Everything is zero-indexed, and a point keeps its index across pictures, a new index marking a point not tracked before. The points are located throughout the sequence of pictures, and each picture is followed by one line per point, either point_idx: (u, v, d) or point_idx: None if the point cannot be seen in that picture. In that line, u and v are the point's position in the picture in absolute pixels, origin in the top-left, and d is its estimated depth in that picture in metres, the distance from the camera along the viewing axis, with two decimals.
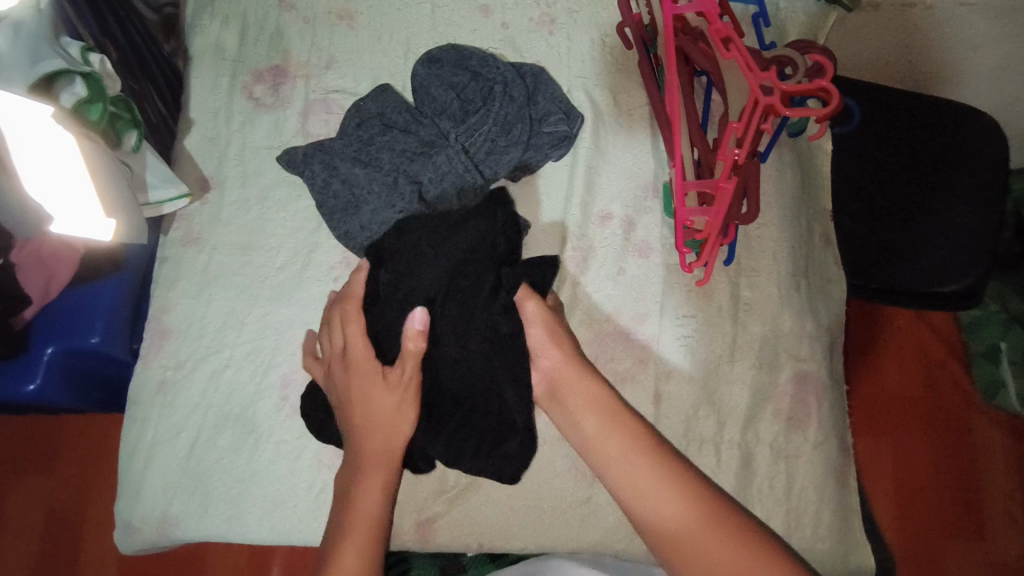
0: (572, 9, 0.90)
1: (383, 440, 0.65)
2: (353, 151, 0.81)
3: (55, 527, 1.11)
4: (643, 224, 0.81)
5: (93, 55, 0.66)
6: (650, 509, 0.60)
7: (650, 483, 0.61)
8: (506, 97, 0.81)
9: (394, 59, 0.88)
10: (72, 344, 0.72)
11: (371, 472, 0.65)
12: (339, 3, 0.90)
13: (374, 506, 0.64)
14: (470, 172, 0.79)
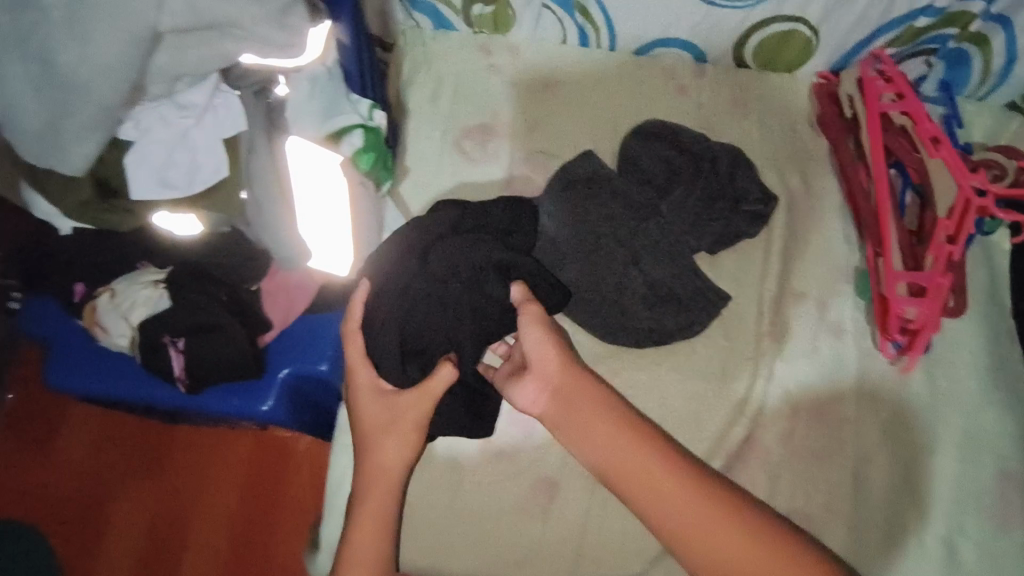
0: (764, 95, 0.95)
1: (387, 457, 0.68)
2: (563, 211, 0.85)
3: (159, 532, 1.16)
4: (836, 306, 0.84)
5: (377, 112, 0.73)
6: (645, 494, 0.61)
7: (643, 465, 0.62)
8: (711, 174, 0.86)
9: (597, 129, 0.94)
10: (303, 369, 0.76)
11: (377, 497, 0.67)
12: (544, 70, 0.95)
13: (379, 526, 0.66)
14: (678, 243, 0.84)
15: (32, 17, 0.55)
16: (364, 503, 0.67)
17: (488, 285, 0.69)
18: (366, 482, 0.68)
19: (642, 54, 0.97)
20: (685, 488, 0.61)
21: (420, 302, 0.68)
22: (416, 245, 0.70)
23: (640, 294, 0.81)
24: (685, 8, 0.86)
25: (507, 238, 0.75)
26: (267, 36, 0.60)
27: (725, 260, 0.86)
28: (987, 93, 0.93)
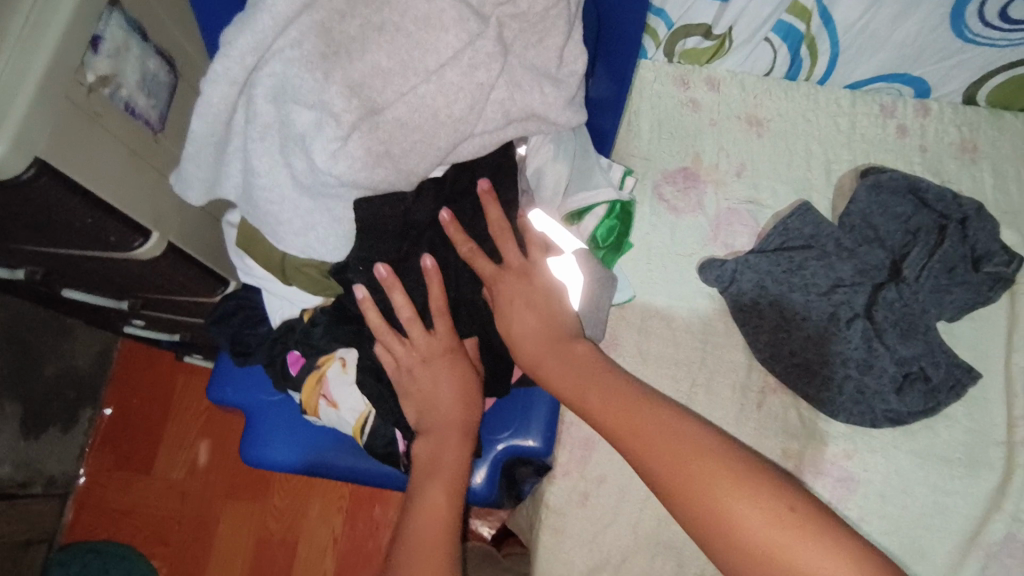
0: (999, 137, 0.85)
1: (462, 406, 0.57)
2: (791, 276, 0.77)
3: (266, 559, 1.11)
4: None
5: (629, 179, 0.66)
6: (636, 447, 0.50)
7: (630, 416, 0.51)
8: (955, 235, 0.77)
9: (810, 175, 0.85)
10: (517, 447, 0.70)
11: (452, 434, 0.56)
12: (747, 108, 0.87)
13: (455, 471, 0.55)
14: (918, 313, 0.75)
15: (315, 117, 0.47)
16: (444, 447, 0.56)
17: None
18: (438, 423, 0.57)
19: (855, 89, 0.87)
20: (667, 440, 0.49)
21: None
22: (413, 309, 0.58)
23: (889, 376, 0.73)
24: (936, 44, 0.77)
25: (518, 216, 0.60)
26: (565, 124, 0.54)
27: (967, 330, 0.78)
28: None
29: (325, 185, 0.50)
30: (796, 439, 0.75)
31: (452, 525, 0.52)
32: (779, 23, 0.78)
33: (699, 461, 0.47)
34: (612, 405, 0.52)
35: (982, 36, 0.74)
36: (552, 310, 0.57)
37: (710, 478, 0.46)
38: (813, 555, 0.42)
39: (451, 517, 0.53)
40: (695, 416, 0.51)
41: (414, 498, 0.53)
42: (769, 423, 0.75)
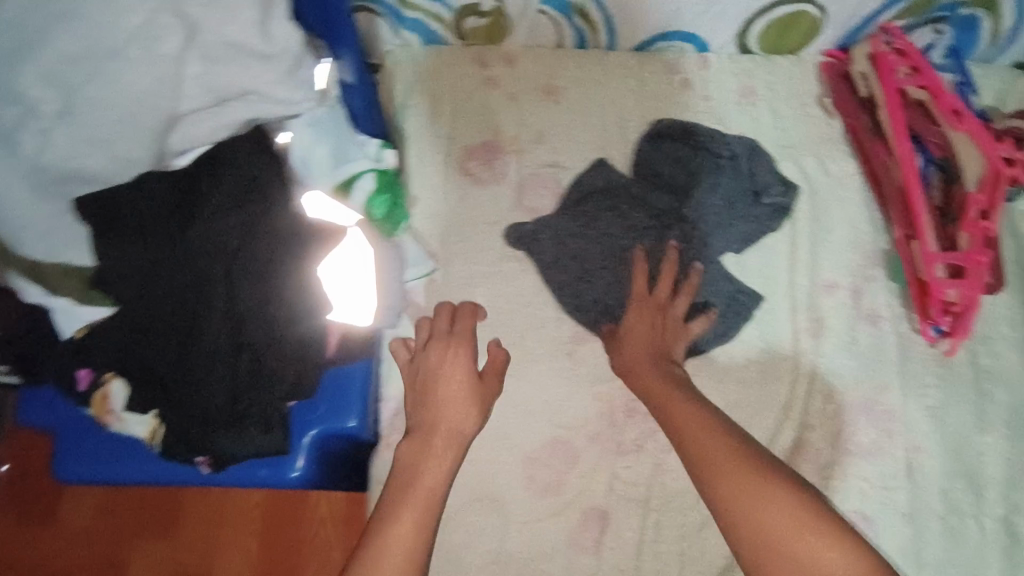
0: (771, 80, 0.92)
1: (457, 421, 0.67)
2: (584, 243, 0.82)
3: None
4: (869, 292, 0.82)
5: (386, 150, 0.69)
6: (679, 427, 0.63)
7: (674, 406, 0.65)
8: (729, 170, 0.85)
9: (604, 134, 0.89)
10: (332, 428, 0.73)
11: (441, 451, 0.65)
12: (542, 78, 0.91)
13: (433, 490, 0.62)
14: (704, 248, 0.82)
15: (19, 112, 0.53)
16: (430, 457, 0.64)
17: (274, 261, 0.61)
18: (430, 437, 0.66)
19: (642, 51, 0.93)
20: (696, 427, 0.62)
21: (221, 373, 0.62)
22: (172, 304, 0.60)
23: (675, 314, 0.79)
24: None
25: (265, 186, 0.60)
26: (285, 99, 0.57)
27: (752, 259, 0.84)
28: (996, 55, 0.91)
29: (49, 176, 0.55)
30: (603, 381, 0.79)
31: (416, 540, 0.58)
32: None
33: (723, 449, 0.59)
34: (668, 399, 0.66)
35: None
36: (665, 324, 0.75)
37: (728, 460, 0.58)
38: (776, 512, 0.54)
39: (423, 524, 0.59)
40: (734, 429, 0.62)
41: (386, 510, 0.60)
42: (579, 370, 0.80)
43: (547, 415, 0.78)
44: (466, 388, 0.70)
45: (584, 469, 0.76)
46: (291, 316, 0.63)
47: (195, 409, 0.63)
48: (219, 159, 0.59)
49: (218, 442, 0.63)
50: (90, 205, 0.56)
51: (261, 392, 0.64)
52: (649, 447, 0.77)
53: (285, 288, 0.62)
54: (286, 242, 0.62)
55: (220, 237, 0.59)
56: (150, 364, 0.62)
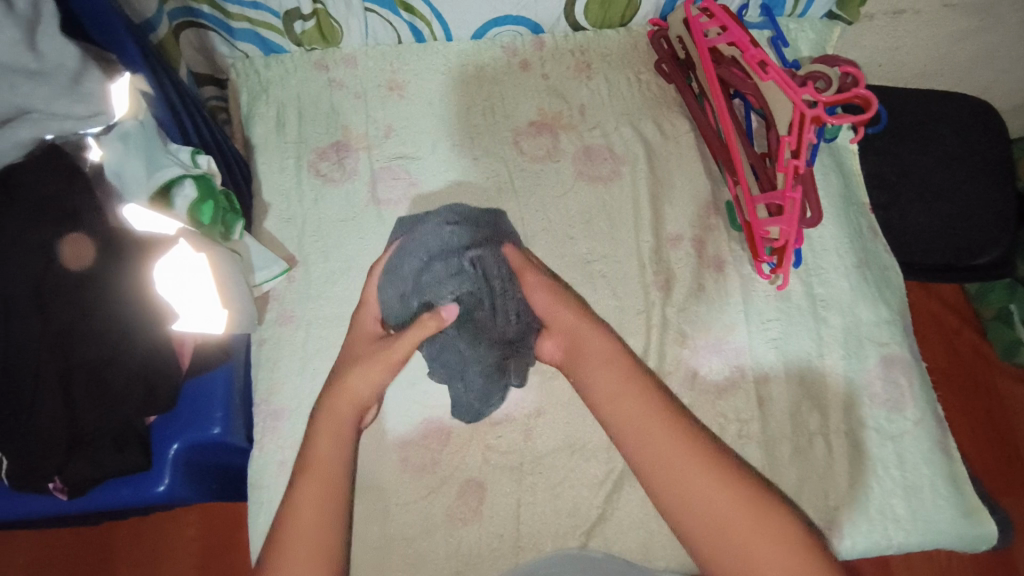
0: (604, 53, 0.96)
1: (356, 388, 0.71)
2: (430, 261, 0.71)
3: None
4: (712, 241, 0.87)
5: (202, 156, 0.71)
6: (646, 450, 0.61)
7: (649, 420, 0.64)
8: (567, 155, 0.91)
9: (450, 121, 0.92)
10: (195, 438, 0.72)
11: (343, 421, 0.69)
12: (386, 75, 0.94)
13: (342, 447, 0.67)
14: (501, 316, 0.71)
15: None
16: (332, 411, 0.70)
17: (91, 273, 0.61)
18: (333, 410, 0.70)
19: (478, 39, 0.97)
20: (690, 452, 0.60)
21: (56, 397, 0.61)
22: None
23: (500, 318, 0.71)
24: None
25: (70, 204, 0.61)
26: (66, 111, 0.59)
27: (601, 223, 0.88)
28: (803, 8, 0.99)
29: None
30: None
31: (334, 488, 0.64)
32: None
33: (734, 489, 0.57)
34: (614, 405, 0.66)
35: None
36: (569, 312, 0.74)
37: (680, 448, 0.60)
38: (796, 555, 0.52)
39: (332, 478, 0.65)
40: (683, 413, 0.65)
41: (296, 488, 0.64)
42: None
43: (415, 396, 0.79)
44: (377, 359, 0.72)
45: (456, 445, 0.78)
46: (122, 332, 0.63)
47: (34, 437, 0.61)
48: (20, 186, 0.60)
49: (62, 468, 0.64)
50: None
51: (104, 413, 0.64)
52: (519, 415, 0.79)
53: (107, 300, 0.62)
54: (105, 256, 0.62)
55: (25, 260, 0.59)
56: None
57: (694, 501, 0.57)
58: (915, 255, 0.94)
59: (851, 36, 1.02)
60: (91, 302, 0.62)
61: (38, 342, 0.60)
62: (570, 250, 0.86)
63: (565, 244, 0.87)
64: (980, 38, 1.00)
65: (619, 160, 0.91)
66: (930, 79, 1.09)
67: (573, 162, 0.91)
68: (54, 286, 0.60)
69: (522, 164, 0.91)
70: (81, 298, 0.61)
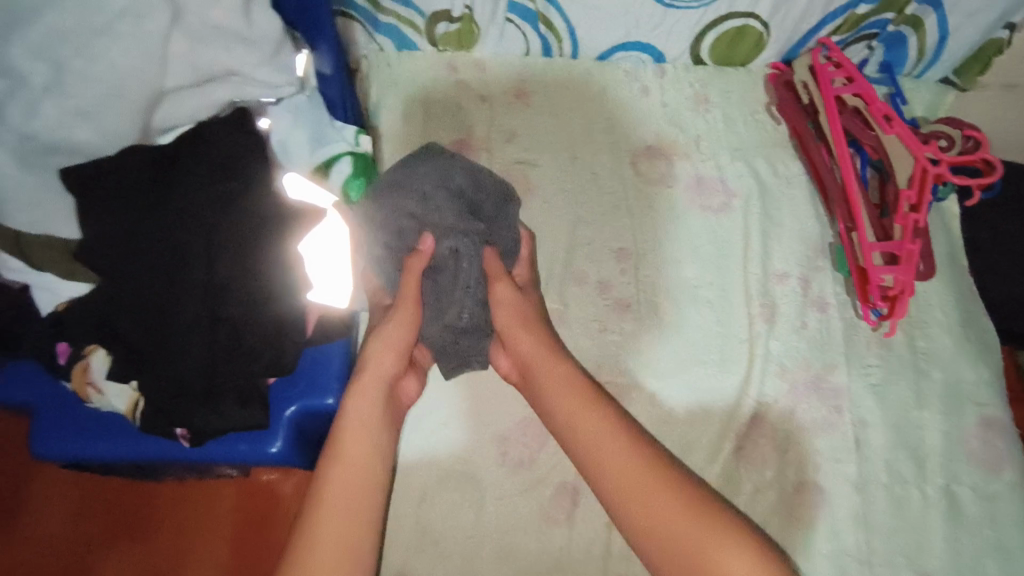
0: (723, 89, 0.99)
1: (383, 365, 0.67)
2: (401, 219, 0.68)
3: None
4: (817, 281, 0.88)
5: (363, 136, 0.75)
6: (611, 480, 0.61)
7: (611, 444, 0.63)
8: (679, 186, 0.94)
9: (571, 136, 0.96)
10: (310, 403, 0.74)
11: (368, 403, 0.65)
12: (513, 83, 0.97)
13: (374, 441, 0.63)
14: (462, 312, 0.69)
15: (7, 84, 0.53)
16: (362, 398, 0.65)
17: (263, 235, 0.63)
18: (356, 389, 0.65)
19: (604, 60, 1.00)
20: (668, 498, 0.59)
21: (205, 349, 0.62)
22: (148, 272, 0.59)
23: (449, 300, 0.68)
24: (644, 12, 0.90)
25: (255, 167, 0.63)
26: (266, 79, 0.62)
27: (709, 250, 0.90)
28: (922, 70, 1.00)
29: (38, 151, 0.57)
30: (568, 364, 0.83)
31: (366, 474, 0.61)
32: (512, 5, 0.89)
33: (697, 516, 0.57)
34: (578, 431, 0.65)
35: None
36: (523, 319, 0.71)
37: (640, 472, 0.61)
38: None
39: (360, 485, 0.60)
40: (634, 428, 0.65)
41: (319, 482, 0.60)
42: None
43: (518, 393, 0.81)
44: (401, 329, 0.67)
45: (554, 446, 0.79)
46: (277, 297, 0.65)
47: (173, 380, 0.62)
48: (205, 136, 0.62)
49: (188, 416, 0.65)
50: (73, 174, 0.59)
51: (237, 370, 0.65)
52: None
53: (272, 265, 0.64)
54: (278, 221, 0.64)
55: (201, 209, 0.60)
56: (134, 335, 0.61)
57: (658, 525, 0.58)
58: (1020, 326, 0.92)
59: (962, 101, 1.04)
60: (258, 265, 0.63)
61: (189, 288, 0.60)
62: (676, 273, 0.89)
63: (671, 266, 0.89)
64: None
65: (730, 193, 0.93)
66: None
67: (685, 189, 0.94)
68: (227, 242, 0.61)
69: (637, 186, 0.94)
70: (249, 260, 0.63)
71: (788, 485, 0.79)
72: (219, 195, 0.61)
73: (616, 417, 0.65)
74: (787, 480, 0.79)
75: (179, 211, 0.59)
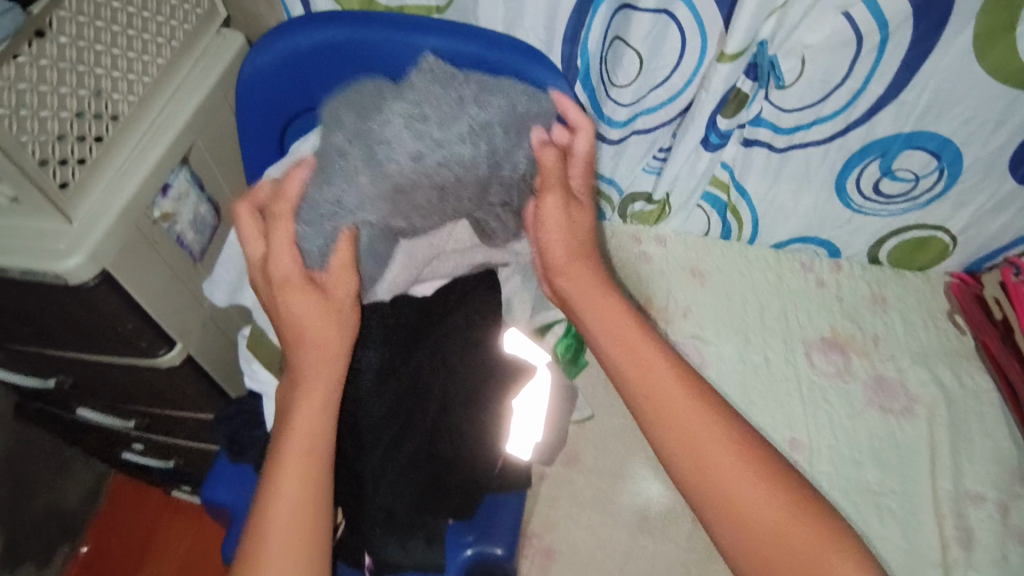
0: (901, 292, 1.01)
1: (328, 340, 0.58)
2: (387, 179, 0.54)
3: None
4: (1018, 511, 0.82)
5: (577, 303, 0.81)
6: (672, 435, 0.57)
7: (674, 392, 0.59)
8: (857, 381, 0.92)
9: (746, 318, 0.99)
10: (484, 552, 0.74)
11: (317, 398, 0.57)
12: (690, 261, 1.03)
13: (321, 417, 0.57)
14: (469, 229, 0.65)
15: None
16: (298, 357, 0.58)
17: (487, 390, 0.69)
18: (298, 383, 0.58)
19: (779, 249, 1.05)
20: (727, 453, 0.56)
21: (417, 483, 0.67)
22: (388, 409, 0.66)
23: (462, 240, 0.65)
24: (833, 214, 0.96)
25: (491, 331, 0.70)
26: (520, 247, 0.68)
27: (894, 456, 0.86)
28: None
29: None
30: None
31: (314, 480, 0.55)
32: (706, 194, 0.97)
33: (763, 479, 0.56)
34: (646, 384, 0.59)
35: (866, 208, 0.93)
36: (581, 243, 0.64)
37: (711, 430, 0.57)
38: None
39: (313, 498, 0.55)
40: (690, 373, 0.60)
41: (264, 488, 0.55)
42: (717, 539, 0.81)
43: None
44: (336, 304, 0.58)
45: None
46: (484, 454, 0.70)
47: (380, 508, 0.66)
48: (467, 295, 0.69)
49: (383, 544, 0.69)
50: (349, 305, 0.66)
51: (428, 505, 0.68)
52: None
53: (488, 419, 0.69)
54: (502, 381, 0.70)
55: (451, 358, 0.67)
56: (362, 458, 0.65)
57: (723, 484, 0.56)
58: None
59: None
60: (478, 423, 0.68)
61: (417, 427, 0.66)
62: (859, 476, 0.85)
63: (852, 468, 0.85)
64: None
65: (914, 398, 0.91)
66: None
67: (865, 388, 0.92)
68: (460, 394, 0.67)
69: (813, 378, 0.93)
70: (469, 412, 0.68)
71: None
72: (463, 348, 0.68)
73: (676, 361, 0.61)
74: None
75: (427, 358, 0.67)
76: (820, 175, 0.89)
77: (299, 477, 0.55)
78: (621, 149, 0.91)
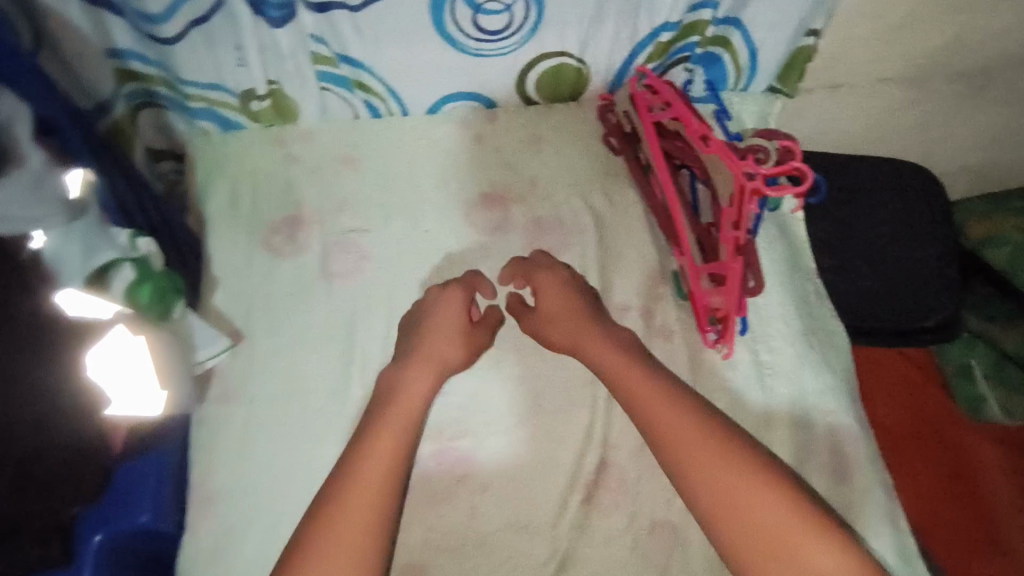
0: (557, 126, 0.98)
1: (447, 351, 0.76)
2: None
3: None
4: (659, 310, 0.88)
5: (141, 239, 0.71)
6: (681, 460, 0.64)
7: (683, 424, 0.66)
8: (514, 231, 0.93)
9: (403, 195, 0.94)
10: (124, 525, 0.72)
11: (421, 374, 0.73)
12: (341, 149, 0.96)
13: (399, 427, 0.68)
14: None
15: None
16: (435, 343, 0.76)
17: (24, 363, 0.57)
18: (391, 402, 0.70)
19: (435, 111, 0.99)
20: (712, 441, 0.64)
21: None
22: None
23: None
24: (456, 63, 0.90)
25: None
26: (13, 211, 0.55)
27: None
28: (745, 83, 1.01)
29: None
30: None
31: (387, 481, 0.64)
32: (322, 74, 0.88)
33: (786, 502, 0.59)
34: (660, 416, 0.67)
35: (480, 49, 0.88)
36: (569, 290, 0.79)
37: (721, 452, 0.63)
38: (770, 500, 0.59)
39: (383, 486, 0.63)
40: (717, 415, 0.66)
41: (348, 471, 0.64)
42: None
43: None
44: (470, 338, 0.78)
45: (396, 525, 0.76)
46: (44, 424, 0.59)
47: None
48: None
49: None
50: None
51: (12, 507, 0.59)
52: (462, 493, 0.77)
53: (41, 389, 0.59)
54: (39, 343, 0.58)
55: None
56: None
57: (754, 511, 0.59)
58: (867, 317, 0.99)
59: (798, 105, 1.06)
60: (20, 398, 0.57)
61: None
62: None
63: None
64: (918, 106, 1.07)
65: (567, 231, 0.92)
66: (879, 139, 1.14)
67: (522, 234, 0.92)
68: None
69: (474, 239, 0.92)
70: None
71: (642, 532, 0.76)
72: None
73: (694, 408, 0.67)
74: (641, 526, 0.77)
75: None
76: (414, 26, 0.83)
77: (386, 456, 0.65)
78: (190, 42, 0.79)
